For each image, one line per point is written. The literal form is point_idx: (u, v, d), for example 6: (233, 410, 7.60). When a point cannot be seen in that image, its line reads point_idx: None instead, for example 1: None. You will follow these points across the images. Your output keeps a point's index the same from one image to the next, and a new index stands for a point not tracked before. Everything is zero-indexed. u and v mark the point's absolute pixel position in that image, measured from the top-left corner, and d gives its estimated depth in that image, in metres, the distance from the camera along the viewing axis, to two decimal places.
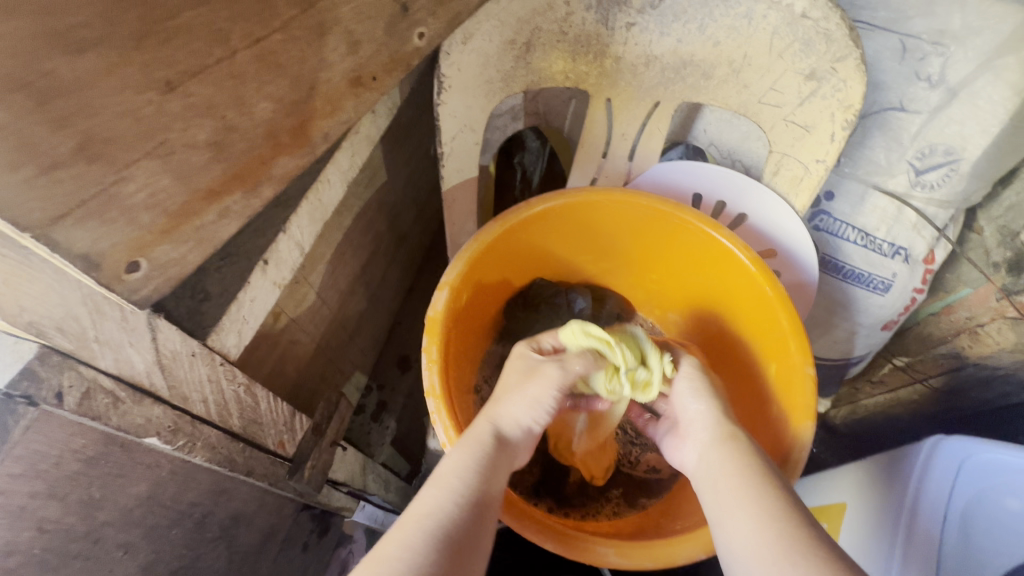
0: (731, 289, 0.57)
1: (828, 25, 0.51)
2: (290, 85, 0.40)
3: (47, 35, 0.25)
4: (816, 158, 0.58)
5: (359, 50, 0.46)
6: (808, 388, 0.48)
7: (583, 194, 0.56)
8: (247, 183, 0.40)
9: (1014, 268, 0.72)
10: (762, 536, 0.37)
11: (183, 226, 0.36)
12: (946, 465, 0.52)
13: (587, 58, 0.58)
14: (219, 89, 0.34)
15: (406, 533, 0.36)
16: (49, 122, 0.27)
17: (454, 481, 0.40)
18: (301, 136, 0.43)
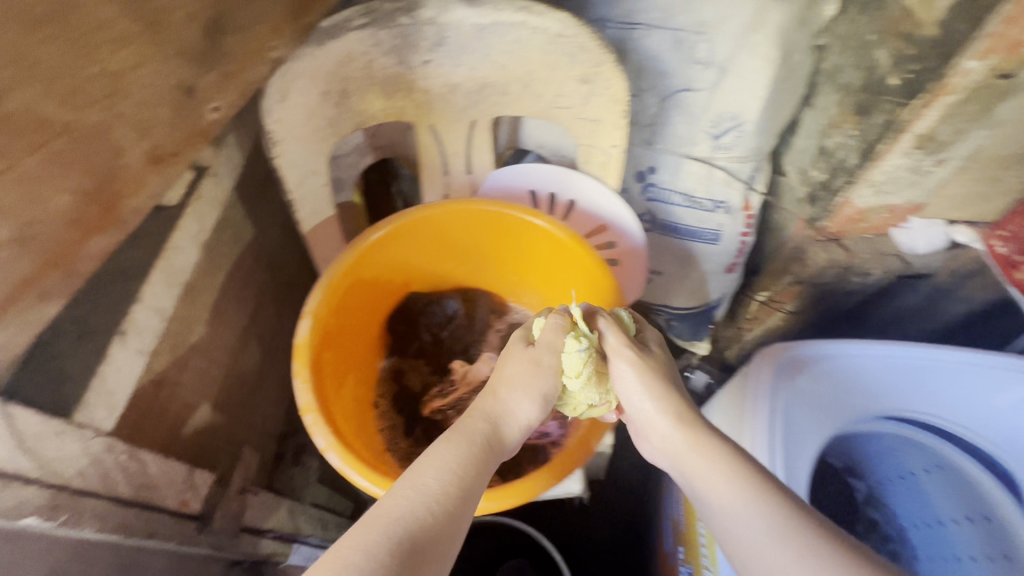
0: (564, 265, 0.67)
1: (582, 38, 0.60)
2: (92, 176, 0.41)
3: None
4: (610, 144, 0.69)
5: (151, 134, 0.45)
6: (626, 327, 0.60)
7: (423, 211, 0.63)
8: (61, 267, 0.41)
9: (814, 202, 1.05)
10: (770, 526, 0.43)
11: (6, 312, 0.38)
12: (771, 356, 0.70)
13: (400, 95, 0.65)
14: (7, 192, 0.35)
15: (373, 534, 0.40)
16: None
17: (427, 484, 0.45)
18: (108, 218, 0.44)
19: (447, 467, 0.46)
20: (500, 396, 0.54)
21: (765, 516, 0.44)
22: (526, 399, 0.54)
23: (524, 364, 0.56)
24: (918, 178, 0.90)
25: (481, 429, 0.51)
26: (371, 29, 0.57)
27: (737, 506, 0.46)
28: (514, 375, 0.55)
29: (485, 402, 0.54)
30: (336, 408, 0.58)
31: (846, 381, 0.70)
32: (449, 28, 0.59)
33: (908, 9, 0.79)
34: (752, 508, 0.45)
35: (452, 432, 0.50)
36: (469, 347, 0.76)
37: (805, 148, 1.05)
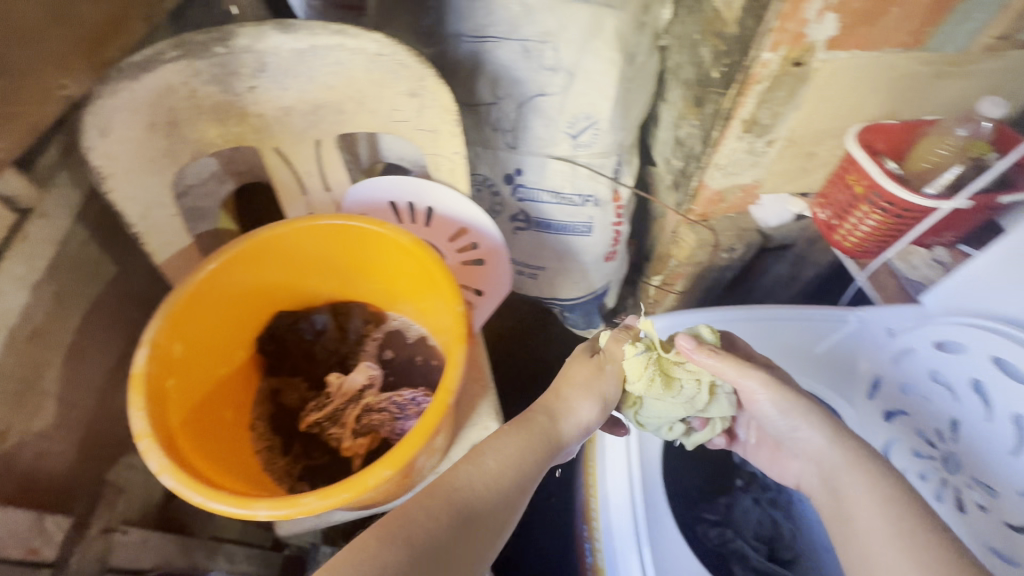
0: (415, 269, 0.68)
1: (399, 55, 0.64)
2: None
3: None
4: (452, 151, 0.73)
5: None
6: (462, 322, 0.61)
7: (265, 232, 0.65)
8: None
9: (676, 188, 1.14)
10: (904, 541, 0.49)
11: None
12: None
13: (233, 121, 0.67)
14: None
15: (428, 504, 0.50)
16: None
17: (481, 463, 0.56)
18: None
19: (513, 448, 0.58)
20: (570, 392, 0.66)
21: (899, 522, 0.51)
22: (591, 406, 0.67)
23: (586, 374, 0.68)
24: (756, 158, 0.99)
25: (541, 422, 0.63)
26: (187, 61, 0.59)
27: (868, 510, 0.53)
28: (566, 382, 0.67)
29: (555, 401, 0.66)
30: (182, 434, 0.58)
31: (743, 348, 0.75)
32: (267, 54, 0.61)
33: (718, 10, 0.88)
34: (877, 518, 0.52)
35: (517, 424, 0.61)
36: (345, 359, 0.78)
37: (665, 139, 1.16)
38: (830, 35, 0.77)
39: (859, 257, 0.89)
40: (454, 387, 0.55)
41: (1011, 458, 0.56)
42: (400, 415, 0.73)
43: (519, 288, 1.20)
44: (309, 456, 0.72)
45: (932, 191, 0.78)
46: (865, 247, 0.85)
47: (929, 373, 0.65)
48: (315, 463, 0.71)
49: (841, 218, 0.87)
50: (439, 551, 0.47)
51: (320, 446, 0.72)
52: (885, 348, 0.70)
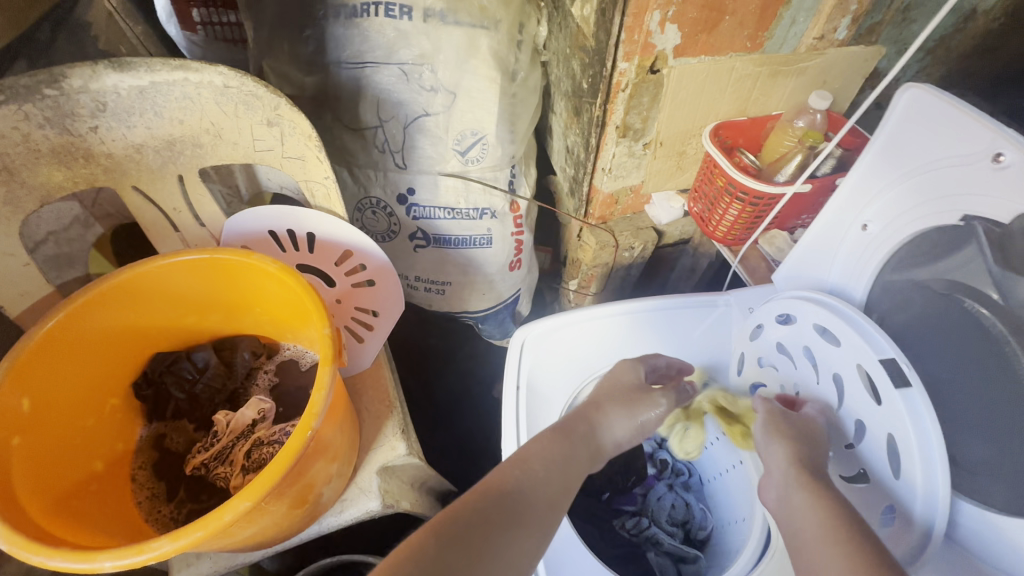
0: (286, 295, 0.67)
1: (248, 87, 0.64)
2: None
3: None
4: (323, 176, 0.74)
5: None
6: (328, 344, 0.60)
7: (121, 272, 0.63)
8: None
9: (572, 196, 1.19)
10: (827, 525, 0.49)
11: None
12: (526, 333, 0.79)
13: (80, 163, 0.65)
14: None
15: (478, 496, 0.53)
16: None
17: (533, 467, 0.58)
18: None
19: (551, 458, 0.60)
20: (613, 416, 0.68)
21: (830, 508, 0.50)
22: (626, 427, 0.68)
23: (638, 402, 0.69)
24: (638, 161, 1.05)
25: (582, 432, 0.65)
26: (13, 105, 0.57)
27: (807, 500, 0.53)
28: (614, 402, 0.69)
29: (601, 417, 0.67)
30: (29, 494, 0.55)
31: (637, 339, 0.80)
32: (105, 93, 0.60)
33: (579, 25, 0.93)
34: (814, 506, 0.51)
35: (569, 434, 0.64)
36: (236, 395, 0.76)
37: (559, 149, 1.20)
38: (675, 44, 0.84)
39: (732, 245, 0.95)
40: (319, 406, 0.56)
41: (835, 417, 0.61)
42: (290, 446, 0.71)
43: (429, 305, 1.22)
44: (195, 499, 0.69)
45: (782, 177, 0.85)
46: (734, 235, 0.92)
47: (776, 346, 0.70)
48: (203, 504, 0.68)
49: (710, 210, 0.93)
50: (473, 534, 0.49)
51: (207, 487, 0.70)
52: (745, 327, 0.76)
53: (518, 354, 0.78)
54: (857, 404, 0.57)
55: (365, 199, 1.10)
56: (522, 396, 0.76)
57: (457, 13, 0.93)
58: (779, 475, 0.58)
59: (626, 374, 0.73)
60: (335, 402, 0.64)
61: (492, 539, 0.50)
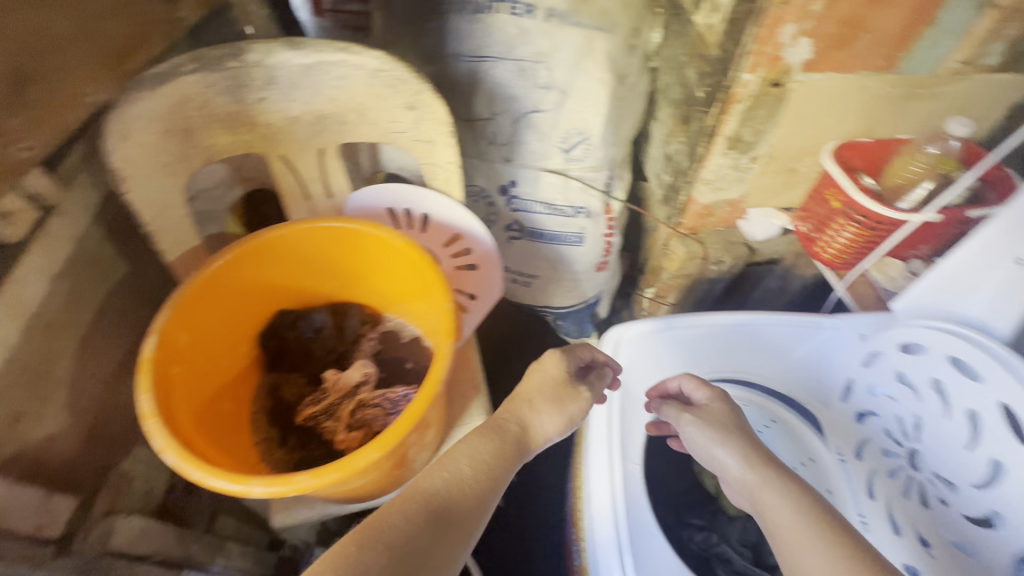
0: (407, 268, 0.72)
1: (398, 72, 0.69)
2: None
3: None
4: (448, 161, 0.79)
5: None
6: (451, 319, 0.64)
7: (269, 231, 0.69)
8: None
9: (665, 202, 1.19)
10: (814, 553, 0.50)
11: None
12: (619, 332, 0.81)
13: (244, 130, 0.71)
14: None
15: (404, 505, 0.53)
16: None
17: (458, 467, 0.58)
18: None
19: (474, 449, 0.60)
20: (530, 408, 0.66)
21: (811, 534, 0.52)
22: (553, 419, 0.67)
23: (543, 399, 0.67)
24: (741, 174, 1.03)
25: (512, 429, 0.64)
26: (202, 73, 0.64)
27: (794, 536, 0.53)
28: (511, 419, 0.65)
29: (521, 411, 0.66)
30: (184, 419, 0.62)
31: (720, 350, 0.80)
32: (276, 68, 0.66)
33: (700, 33, 0.93)
34: (807, 541, 0.52)
35: (488, 429, 0.63)
36: (344, 355, 0.81)
37: (656, 156, 1.21)
38: (806, 58, 0.82)
39: (837, 268, 0.92)
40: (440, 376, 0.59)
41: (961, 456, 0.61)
42: (392, 410, 0.76)
43: (513, 295, 1.25)
44: (304, 447, 0.74)
45: (906, 204, 0.82)
46: (843, 258, 0.89)
47: (896, 375, 0.70)
48: (312, 453, 0.73)
49: (820, 231, 0.91)
50: (409, 550, 0.49)
51: (315, 438, 0.75)
52: (855, 352, 0.75)
53: (610, 350, 0.80)
54: (994, 444, 0.57)
55: (469, 187, 1.16)
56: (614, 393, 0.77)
57: (578, 15, 0.95)
58: (758, 497, 0.59)
59: (539, 377, 0.69)
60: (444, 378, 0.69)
61: (427, 545, 0.51)
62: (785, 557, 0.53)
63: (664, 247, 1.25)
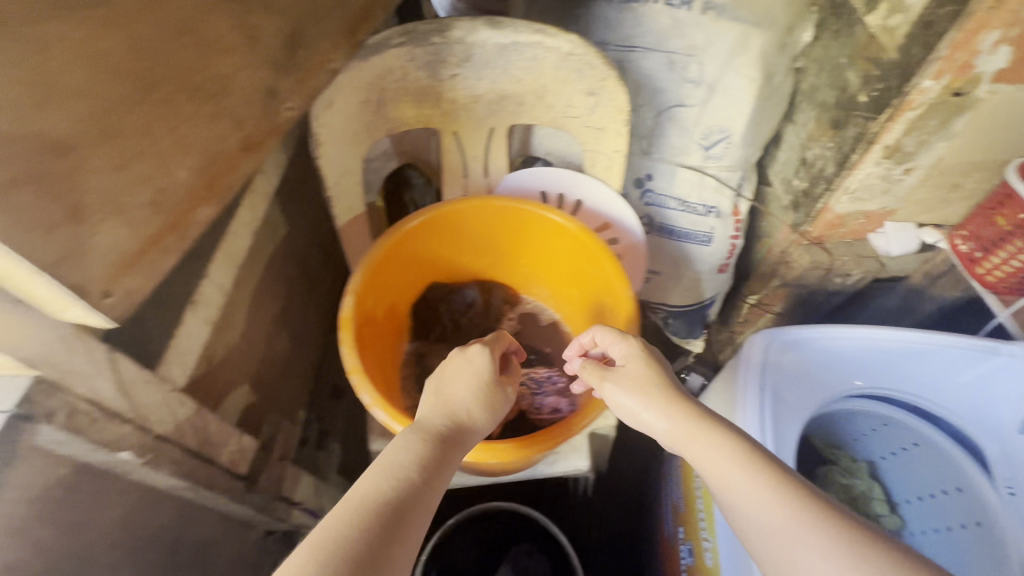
0: (574, 253, 0.74)
1: (589, 57, 0.69)
2: (204, 159, 0.41)
3: (87, 121, 0.32)
4: (614, 149, 0.79)
5: (246, 124, 0.45)
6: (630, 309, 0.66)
7: (448, 205, 0.71)
8: (181, 230, 0.41)
9: (796, 208, 1.14)
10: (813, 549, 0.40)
11: (142, 261, 0.38)
12: (771, 337, 0.79)
13: (429, 104, 0.73)
14: (144, 157, 0.36)
15: (351, 508, 0.43)
16: (68, 206, 0.32)
17: (392, 465, 0.48)
18: (213, 190, 0.43)
19: (411, 451, 0.50)
20: (456, 390, 0.58)
21: (817, 536, 0.40)
22: (473, 401, 0.58)
23: (472, 386, 0.59)
24: (890, 186, 0.98)
25: (435, 426, 0.54)
26: (408, 47, 0.66)
27: (789, 541, 0.41)
28: (431, 417, 0.55)
29: (440, 401, 0.57)
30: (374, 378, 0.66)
31: (863, 359, 0.80)
32: (475, 46, 0.68)
33: (873, 35, 0.89)
34: (812, 552, 0.40)
35: (412, 428, 0.53)
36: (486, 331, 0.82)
37: (788, 160, 1.16)
38: (1001, 67, 0.78)
39: (1000, 293, 0.87)
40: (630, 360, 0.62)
41: None
42: (539, 391, 0.77)
43: None
44: None
45: None
46: (1010, 284, 0.84)
47: None
48: None
49: (986, 252, 0.86)
50: (367, 560, 0.39)
51: None
52: None
53: (761, 356, 0.77)
54: None
55: None
56: (766, 400, 0.74)
57: (736, 12, 0.93)
58: (728, 493, 0.46)
59: (457, 371, 0.60)
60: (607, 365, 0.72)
61: (387, 551, 0.41)
62: (743, 514, 0.45)
63: (783, 256, 1.20)
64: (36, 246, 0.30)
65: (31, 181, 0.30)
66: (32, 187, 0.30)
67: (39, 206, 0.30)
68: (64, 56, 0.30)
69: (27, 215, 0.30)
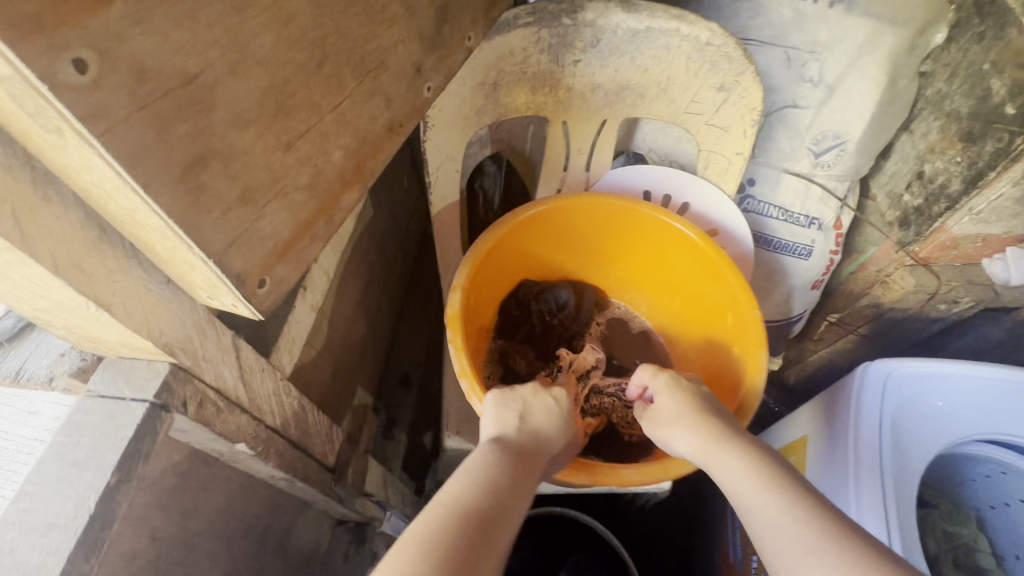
0: (687, 261, 0.69)
1: (728, 48, 0.63)
2: (357, 139, 0.38)
3: (269, 91, 0.28)
4: (735, 152, 0.72)
5: (393, 104, 0.41)
6: (758, 326, 0.61)
7: (558, 200, 0.67)
8: (329, 216, 0.37)
9: (904, 224, 0.99)
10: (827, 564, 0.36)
11: (293, 247, 0.34)
12: (895, 367, 0.72)
13: (544, 91, 0.68)
14: (309, 135, 0.33)
15: (434, 514, 0.39)
16: (241, 187, 0.28)
17: (473, 473, 0.44)
18: (360, 173, 0.39)
19: (491, 460, 0.46)
20: (528, 404, 0.53)
21: (834, 551, 0.37)
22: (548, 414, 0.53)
23: (541, 400, 0.54)
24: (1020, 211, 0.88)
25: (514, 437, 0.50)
26: (535, 28, 0.62)
27: (796, 551, 0.38)
28: (512, 430, 0.50)
29: (512, 409, 0.52)
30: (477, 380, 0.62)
31: (992, 399, 0.72)
32: (605, 30, 0.63)
33: None
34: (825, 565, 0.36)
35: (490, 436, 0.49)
36: (575, 339, 0.76)
37: (898, 172, 0.99)
38: None
39: None
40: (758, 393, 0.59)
41: None
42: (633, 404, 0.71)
43: None
44: None
45: None
46: None
47: None
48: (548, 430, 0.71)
49: None
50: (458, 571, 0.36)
51: None
52: None
53: (880, 385, 0.72)
54: None
55: None
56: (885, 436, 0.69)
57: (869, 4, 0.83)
58: (743, 504, 0.43)
59: (540, 399, 0.55)
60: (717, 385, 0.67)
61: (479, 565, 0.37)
62: (758, 539, 0.40)
63: (881, 278, 1.07)
64: (210, 230, 0.27)
65: (215, 157, 0.26)
66: (215, 164, 0.26)
67: (216, 186, 0.27)
68: (256, 19, 0.26)
69: (206, 196, 0.26)
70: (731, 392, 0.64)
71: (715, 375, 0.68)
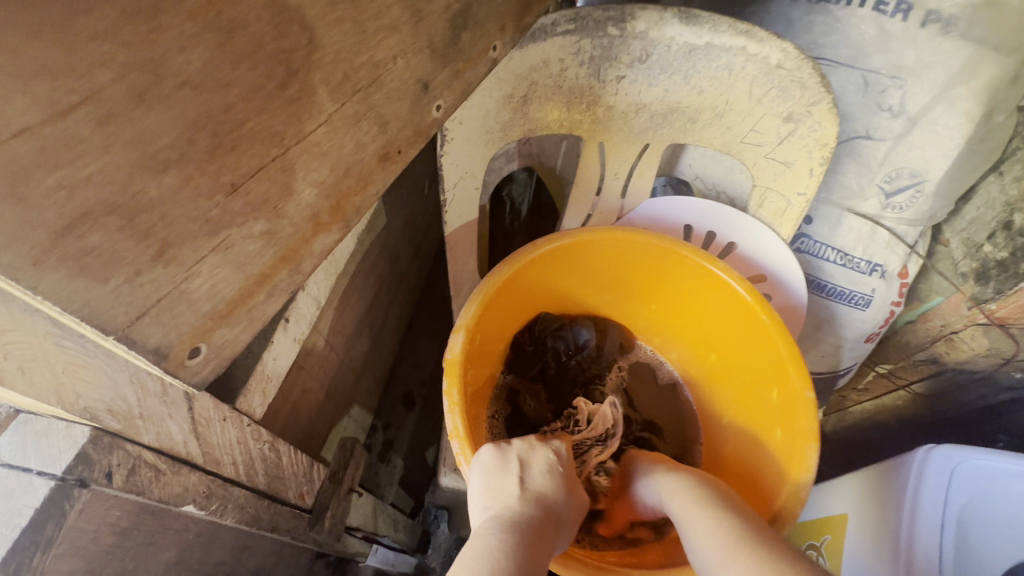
0: (732, 315, 0.60)
1: (802, 73, 0.54)
2: (338, 172, 0.31)
3: (200, 121, 0.22)
4: (796, 192, 0.62)
5: (388, 127, 0.34)
6: (810, 412, 0.52)
7: (585, 234, 0.59)
8: (295, 266, 0.30)
9: (981, 278, 0.82)
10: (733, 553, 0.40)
11: (242, 307, 0.28)
12: (978, 460, 0.61)
13: (580, 107, 0.60)
14: (263, 174, 0.26)
15: None
16: (156, 247, 0.22)
17: (472, 565, 0.36)
18: (339, 213, 0.32)
19: (492, 545, 0.38)
20: (523, 462, 0.46)
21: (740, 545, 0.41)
22: (547, 468, 0.46)
23: (534, 452, 0.47)
24: None
25: (517, 509, 0.41)
26: (576, 37, 0.54)
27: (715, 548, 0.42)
28: (513, 501, 0.42)
29: (509, 471, 0.44)
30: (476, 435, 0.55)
31: None
32: (657, 44, 0.55)
33: None
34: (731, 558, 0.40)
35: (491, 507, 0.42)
36: (592, 386, 0.67)
37: (979, 218, 0.83)
38: None
39: None
40: (804, 499, 0.50)
41: None
42: None
43: None
44: None
45: None
46: None
47: None
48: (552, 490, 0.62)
49: None
50: None
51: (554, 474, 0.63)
52: None
53: (954, 477, 0.61)
54: None
55: None
56: (947, 537, 0.60)
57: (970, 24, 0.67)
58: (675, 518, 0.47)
59: (536, 450, 0.47)
60: (752, 467, 0.58)
61: None
62: (696, 554, 0.43)
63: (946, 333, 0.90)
64: (102, 304, 0.21)
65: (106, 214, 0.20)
66: (108, 221, 0.20)
67: (112, 250, 0.20)
68: (178, 28, 0.20)
69: (95, 261, 0.20)
70: (769, 482, 0.55)
71: (751, 453, 0.59)
